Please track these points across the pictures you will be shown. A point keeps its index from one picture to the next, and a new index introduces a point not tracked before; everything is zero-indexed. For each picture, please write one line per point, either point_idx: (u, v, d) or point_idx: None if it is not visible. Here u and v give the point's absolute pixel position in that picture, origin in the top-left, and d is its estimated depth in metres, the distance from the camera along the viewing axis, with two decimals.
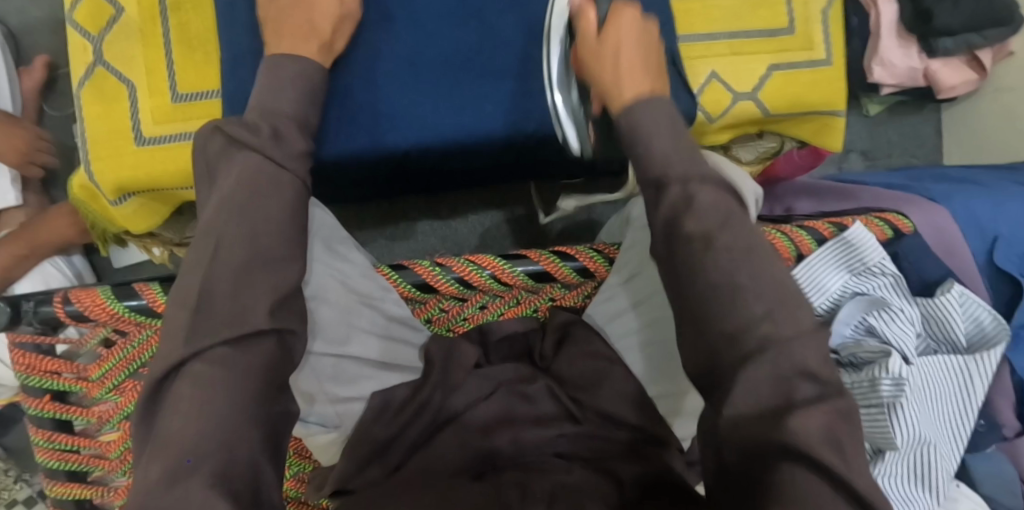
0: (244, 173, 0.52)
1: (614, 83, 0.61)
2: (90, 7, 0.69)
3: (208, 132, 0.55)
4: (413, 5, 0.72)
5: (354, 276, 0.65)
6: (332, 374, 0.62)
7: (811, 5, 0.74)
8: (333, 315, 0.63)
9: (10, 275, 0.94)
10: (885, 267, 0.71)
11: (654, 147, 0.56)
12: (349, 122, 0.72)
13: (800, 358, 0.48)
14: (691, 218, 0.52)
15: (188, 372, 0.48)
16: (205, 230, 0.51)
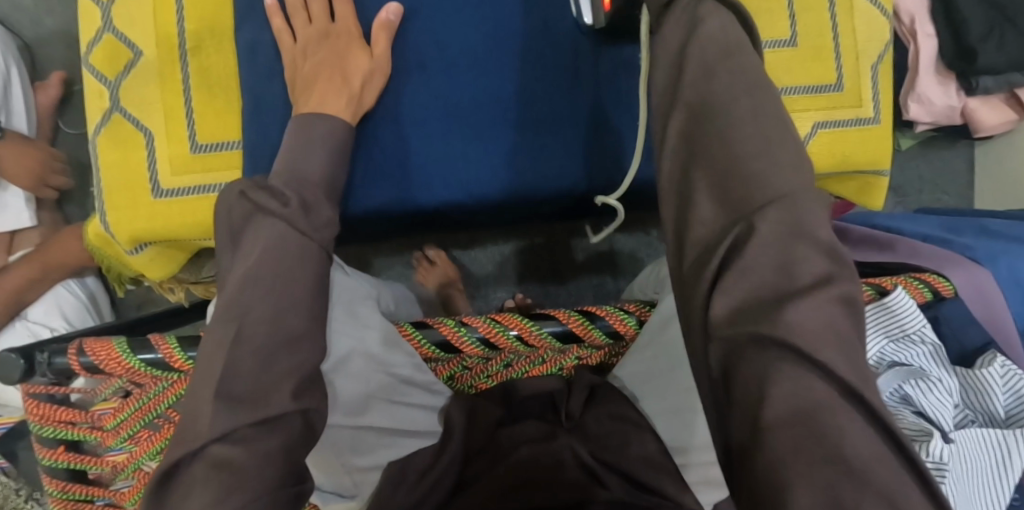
0: (270, 247, 0.50)
1: None
2: (107, 50, 0.67)
3: (231, 195, 0.53)
4: (445, 52, 0.69)
5: (372, 344, 0.63)
6: (350, 446, 0.61)
7: (862, 61, 0.70)
8: (350, 385, 0.62)
9: (22, 297, 0.92)
10: (925, 335, 0.69)
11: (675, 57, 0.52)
12: (376, 176, 0.70)
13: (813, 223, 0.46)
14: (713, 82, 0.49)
15: (208, 455, 0.46)
16: (227, 309, 0.49)
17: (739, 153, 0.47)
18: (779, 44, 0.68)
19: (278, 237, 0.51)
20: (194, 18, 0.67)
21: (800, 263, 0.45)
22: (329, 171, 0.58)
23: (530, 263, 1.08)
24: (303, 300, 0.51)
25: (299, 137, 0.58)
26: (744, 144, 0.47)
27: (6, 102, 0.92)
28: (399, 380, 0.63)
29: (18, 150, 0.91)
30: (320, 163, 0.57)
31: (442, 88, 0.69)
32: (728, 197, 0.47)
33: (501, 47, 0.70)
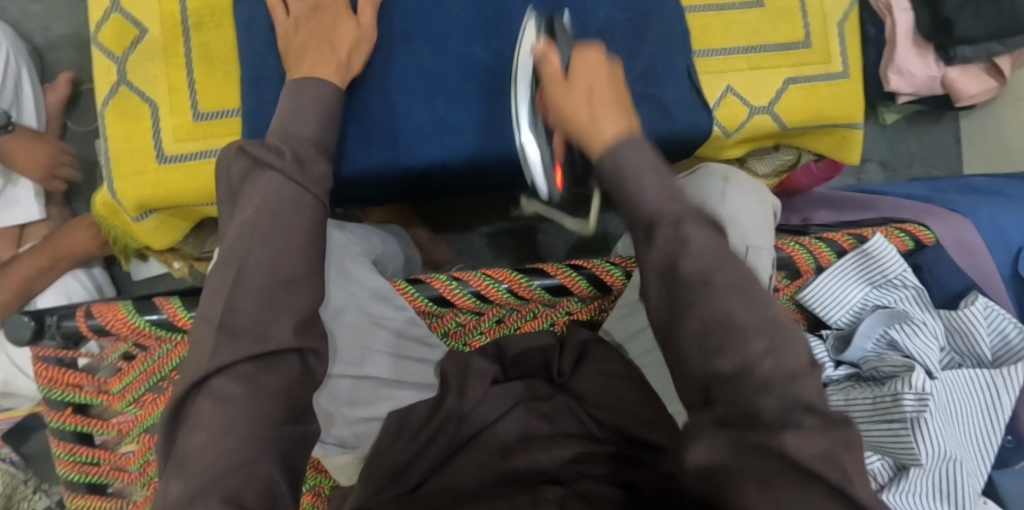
0: (267, 196, 0.53)
1: (588, 118, 0.53)
2: (114, 27, 0.65)
3: (230, 153, 0.56)
4: (434, 25, 0.72)
5: (365, 299, 0.64)
6: (349, 397, 0.62)
7: (829, 18, 0.72)
8: (347, 336, 0.63)
9: (31, 287, 0.95)
10: (906, 279, 0.70)
11: (644, 186, 0.50)
12: (367, 139, 0.71)
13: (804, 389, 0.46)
14: (688, 259, 0.48)
15: (211, 388, 0.49)
16: (228, 252, 0.52)
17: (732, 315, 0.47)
18: (748, 6, 0.70)
19: (272, 189, 0.53)
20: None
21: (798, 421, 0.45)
22: (326, 128, 0.59)
23: (524, 242, 1.10)
24: (299, 249, 0.52)
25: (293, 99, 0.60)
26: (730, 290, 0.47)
27: (16, 100, 0.96)
28: (398, 335, 0.65)
29: (28, 144, 0.94)
30: (312, 121, 0.58)
31: (425, 59, 0.72)
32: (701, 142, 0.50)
33: (482, 19, 0.73)
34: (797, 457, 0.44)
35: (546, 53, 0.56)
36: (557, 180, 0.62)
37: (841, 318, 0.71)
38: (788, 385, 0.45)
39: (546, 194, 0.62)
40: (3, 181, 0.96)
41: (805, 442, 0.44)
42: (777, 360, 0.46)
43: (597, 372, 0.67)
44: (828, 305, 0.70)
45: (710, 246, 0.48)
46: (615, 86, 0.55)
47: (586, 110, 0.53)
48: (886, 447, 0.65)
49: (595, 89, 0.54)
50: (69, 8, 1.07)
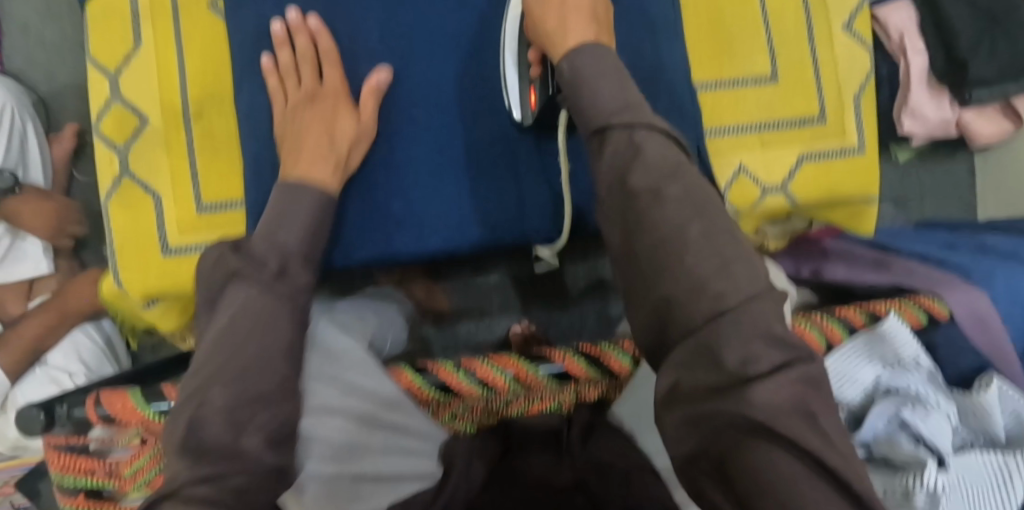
0: (242, 312, 0.49)
1: (559, 30, 0.58)
2: (115, 119, 0.63)
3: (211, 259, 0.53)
4: (435, 101, 0.66)
5: (360, 389, 0.64)
6: (341, 494, 0.60)
7: (845, 91, 0.68)
8: (338, 430, 0.61)
9: (40, 345, 0.96)
10: (919, 361, 0.69)
11: (599, 95, 0.55)
12: (359, 225, 0.65)
13: (763, 319, 0.47)
14: (637, 172, 0.52)
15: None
16: (197, 369, 0.48)
17: (687, 229, 0.50)
18: (760, 81, 0.66)
19: (251, 294, 0.50)
20: (196, 83, 0.63)
21: (757, 352, 0.46)
22: (316, 226, 0.56)
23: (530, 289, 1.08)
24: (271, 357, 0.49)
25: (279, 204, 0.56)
26: (683, 204, 0.51)
27: (21, 156, 0.96)
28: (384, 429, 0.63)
29: (35, 204, 0.95)
30: (298, 231, 0.55)
31: (429, 141, 0.66)
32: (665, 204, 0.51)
33: (486, 74, 0.66)
34: (766, 404, 0.45)
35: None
36: (532, 101, 0.63)
37: (852, 398, 0.70)
38: (746, 310, 0.47)
39: (518, 115, 0.64)
40: (12, 236, 0.96)
41: (771, 391, 0.45)
42: (730, 282, 0.48)
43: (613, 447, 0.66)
44: (838, 386, 0.69)
45: (664, 159, 0.52)
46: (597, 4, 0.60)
47: (556, 18, 0.58)
48: None
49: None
50: (74, 56, 1.06)
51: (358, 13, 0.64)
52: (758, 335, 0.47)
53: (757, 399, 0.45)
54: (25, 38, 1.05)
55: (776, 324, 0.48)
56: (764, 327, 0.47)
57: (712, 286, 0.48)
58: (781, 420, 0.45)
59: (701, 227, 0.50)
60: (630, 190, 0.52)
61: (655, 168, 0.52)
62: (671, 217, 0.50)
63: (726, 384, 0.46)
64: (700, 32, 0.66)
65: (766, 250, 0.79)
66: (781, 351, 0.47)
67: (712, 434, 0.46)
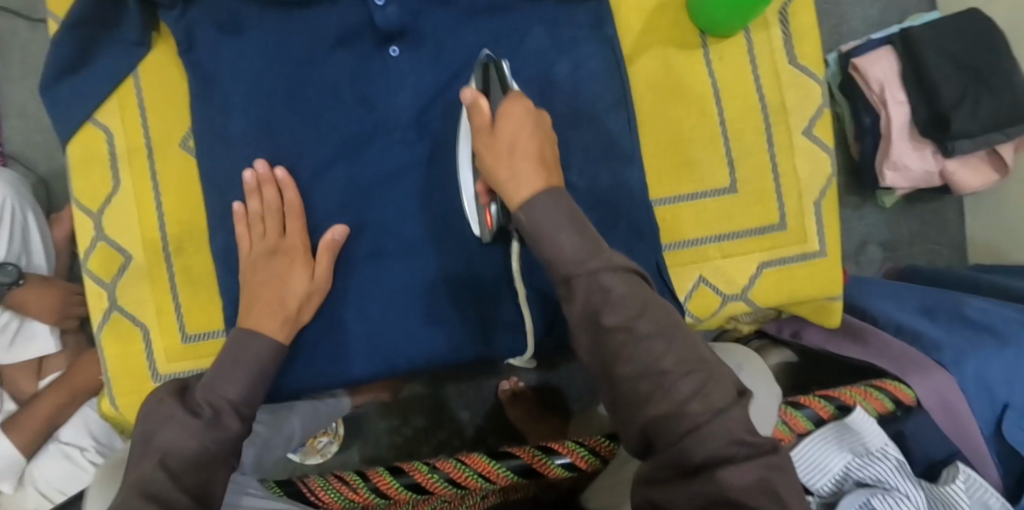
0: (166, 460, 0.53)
1: (509, 175, 0.58)
2: (102, 256, 0.66)
3: (151, 404, 0.57)
4: (401, 230, 0.68)
5: None
6: None
7: (805, 198, 0.70)
8: None
9: (53, 422, 1.01)
10: (888, 452, 0.71)
11: (559, 240, 0.56)
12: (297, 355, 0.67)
13: (729, 427, 0.52)
14: (608, 310, 0.54)
15: None
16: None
17: (663, 361, 0.53)
18: (718, 193, 0.69)
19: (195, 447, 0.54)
20: (174, 221, 0.67)
21: (721, 450, 0.51)
22: (257, 371, 0.59)
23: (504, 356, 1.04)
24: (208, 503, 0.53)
25: (226, 356, 0.59)
26: (656, 335, 0.54)
27: (25, 243, 1.00)
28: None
29: (39, 291, 0.98)
30: (232, 380, 0.58)
31: (397, 266, 0.68)
32: (627, 347, 0.54)
33: (442, 198, 0.68)
34: (735, 487, 0.50)
35: (476, 101, 0.60)
36: (488, 221, 0.64)
37: (824, 485, 0.72)
38: (716, 422, 0.51)
39: (478, 232, 0.66)
40: (20, 318, 1.00)
41: (737, 476, 0.50)
42: (703, 401, 0.52)
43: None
44: (809, 472, 0.71)
45: (632, 293, 0.55)
46: (541, 143, 0.60)
47: (505, 166, 0.58)
48: None
49: (517, 146, 0.59)
50: None
51: (314, 140, 0.66)
52: (729, 440, 0.51)
53: (727, 479, 0.50)
54: (25, 123, 1.09)
55: (743, 430, 0.52)
56: (731, 426, 0.52)
57: (691, 408, 0.52)
58: (753, 497, 0.49)
59: (670, 352, 0.54)
60: (603, 328, 0.54)
61: (627, 304, 0.54)
62: (646, 351, 0.54)
63: (697, 467, 0.51)
64: (659, 150, 0.70)
65: (737, 332, 0.83)
66: (749, 447, 0.51)
67: (697, 495, 0.50)
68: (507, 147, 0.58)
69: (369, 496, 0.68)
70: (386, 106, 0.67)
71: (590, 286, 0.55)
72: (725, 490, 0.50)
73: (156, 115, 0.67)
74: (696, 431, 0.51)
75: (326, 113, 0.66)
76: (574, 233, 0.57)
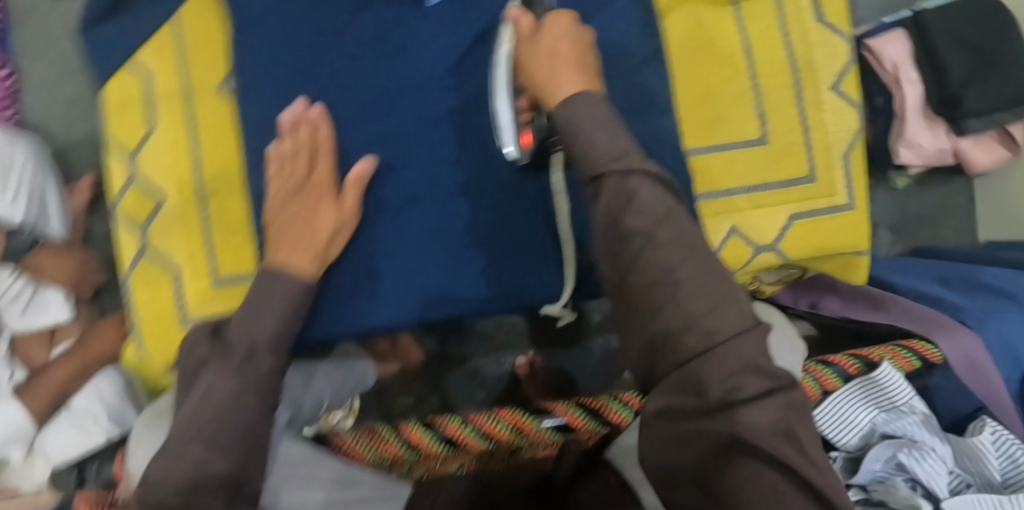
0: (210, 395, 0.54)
1: (549, 78, 0.58)
2: (135, 197, 0.68)
3: (191, 345, 0.59)
4: (436, 176, 0.68)
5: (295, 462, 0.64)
6: None
7: (833, 151, 0.72)
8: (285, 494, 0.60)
9: (65, 391, 1.00)
10: (914, 406, 0.72)
11: (594, 142, 0.56)
12: (326, 300, 0.68)
13: (746, 353, 0.49)
14: (633, 215, 0.53)
15: None
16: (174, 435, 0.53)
17: (678, 273, 0.51)
18: (748, 144, 0.71)
19: (229, 383, 0.55)
20: (208, 163, 0.68)
21: (737, 383, 0.49)
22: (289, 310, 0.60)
23: (516, 329, 1.07)
24: (239, 438, 0.54)
25: (262, 293, 0.60)
26: (673, 248, 0.52)
27: (42, 210, 1.00)
28: (349, 480, 0.63)
29: (58, 257, 1.02)
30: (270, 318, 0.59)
31: (430, 211, 0.68)
32: (649, 256, 0.52)
33: (477, 147, 0.69)
34: (753, 427, 0.48)
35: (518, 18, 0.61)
36: (524, 141, 0.64)
37: (851, 441, 0.72)
38: (731, 345, 0.49)
39: (513, 153, 0.63)
40: (34, 286, 1.00)
41: (756, 415, 0.48)
42: (717, 320, 0.50)
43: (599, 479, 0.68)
44: (835, 427, 0.72)
45: (658, 204, 0.53)
46: (582, 51, 0.60)
47: (546, 69, 0.58)
48: None
49: (556, 50, 0.59)
50: (88, 111, 1.10)
51: (350, 90, 0.67)
52: (743, 366, 0.49)
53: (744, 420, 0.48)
54: (41, 95, 1.09)
55: (758, 358, 0.50)
56: (745, 353, 0.49)
57: (703, 326, 0.50)
58: (768, 438, 0.48)
59: (691, 264, 0.52)
60: (625, 233, 0.53)
61: (653, 210, 0.53)
62: (664, 261, 0.51)
63: (711, 403, 0.49)
64: (690, 103, 0.71)
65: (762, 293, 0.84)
66: (765, 379, 0.49)
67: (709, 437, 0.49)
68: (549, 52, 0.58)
69: (402, 450, 0.69)
70: (419, 58, 0.68)
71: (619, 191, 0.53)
72: (741, 429, 0.48)
73: (194, 61, 0.69)
74: (709, 352, 0.49)
75: (358, 64, 0.67)
76: (609, 134, 0.56)
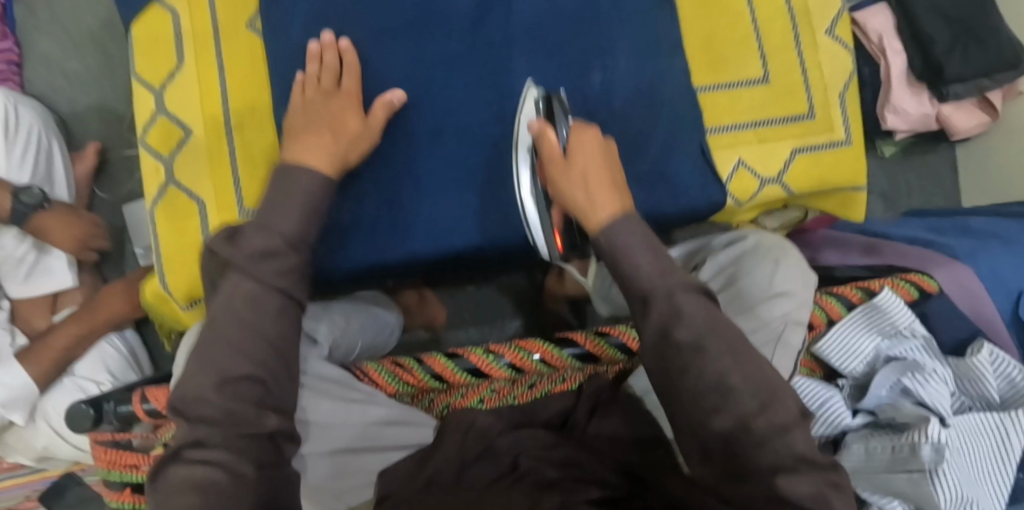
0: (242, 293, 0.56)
1: (586, 203, 0.61)
2: (162, 131, 0.70)
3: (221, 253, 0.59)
4: (458, 114, 0.73)
5: (329, 380, 0.66)
6: (331, 473, 0.63)
7: (829, 90, 0.76)
8: (321, 409, 0.64)
9: (70, 355, 0.98)
10: (914, 329, 0.74)
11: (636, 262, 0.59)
12: (370, 231, 0.72)
13: (793, 443, 0.54)
14: (680, 328, 0.57)
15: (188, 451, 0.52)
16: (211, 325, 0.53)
17: (728, 379, 0.56)
18: (753, 82, 0.75)
19: (248, 286, 0.57)
20: (237, 99, 0.70)
21: (781, 459, 0.54)
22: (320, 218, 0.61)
23: (525, 293, 1.08)
24: (267, 339, 0.57)
25: (280, 190, 0.61)
26: (726, 355, 0.56)
27: (48, 173, 1.00)
28: (351, 402, 0.65)
29: (61, 218, 0.98)
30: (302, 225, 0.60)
31: (453, 146, 0.73)
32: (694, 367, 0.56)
33: (494, 85, 0.73)
34: (791, 492, 0.53)
35: (543, 133, 0.63)
36: (557, 243, 0.69)
37: (856, 368, 0.74)
38: (779, 439, 0.54)
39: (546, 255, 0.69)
40: (37, 251, 1.00)
41: (797, 486, 0.53)
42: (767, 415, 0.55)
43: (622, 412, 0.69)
44: (840, 356, 0.74)
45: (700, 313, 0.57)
46: (612, 164, 0.64)
47: (582, 192, 0.61)
48: (906, 492, 0.66)
49: (590, 175, 0.62)
50: (93, 81, 1.10)
51: (376, 29, 0.71)
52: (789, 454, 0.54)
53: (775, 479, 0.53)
54: (46, 65, 1.10)
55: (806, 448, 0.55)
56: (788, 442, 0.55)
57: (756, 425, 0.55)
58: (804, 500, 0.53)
59: (738, 371, 0.56)
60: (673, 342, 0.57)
61: (697, 323, 0.57)
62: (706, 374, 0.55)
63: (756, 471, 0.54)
64: (695, 46, 0.75)
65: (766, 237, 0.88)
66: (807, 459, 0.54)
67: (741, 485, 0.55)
68: (582, 180, 0.62)
69: (425, 379, 0.68)
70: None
71: (666, 310, 0.58)
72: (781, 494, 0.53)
73: (224, 3, 0.72)
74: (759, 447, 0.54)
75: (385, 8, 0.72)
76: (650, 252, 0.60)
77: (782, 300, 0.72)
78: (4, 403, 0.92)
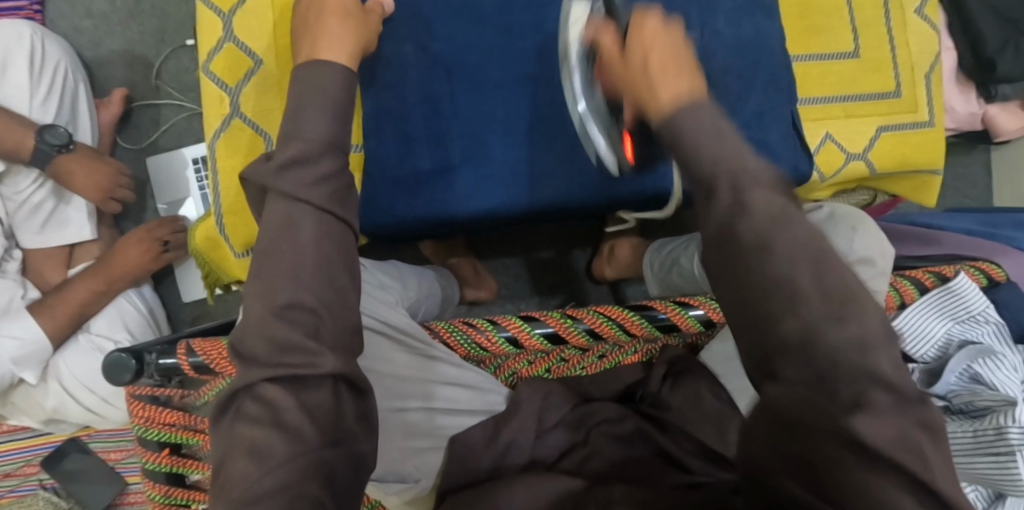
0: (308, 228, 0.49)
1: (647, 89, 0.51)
2: (229, 60, 0.72)
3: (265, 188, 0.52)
4: (504, 78, 0.76)
5: (400, 329, 0.62)
6: (405, 429, 0.58)
7: (915, 70, 0.84)
8: (393, 363, 0.60)
9: (85, 311, 0.92)
10: (989, 315, 0.72)
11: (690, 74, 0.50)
12: (410, 194, 0.75)
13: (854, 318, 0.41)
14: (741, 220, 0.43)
15: (261, 396, 0.46)
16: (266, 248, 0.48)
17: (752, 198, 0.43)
18: (845, 56, 0.81)
19: (280, 205, 0.49)
20: None
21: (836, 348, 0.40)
22: None
23: (564, 272, 1.05)
24: (320, 264, 0.48)
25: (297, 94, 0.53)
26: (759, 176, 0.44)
27: (72, 116, 0.95)
28: (431, 360, 0.61)
29: (88, 164, 0.91)
30: None
31: (501, 108, 0.76)
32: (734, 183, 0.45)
33: (542, 52, 0.76)
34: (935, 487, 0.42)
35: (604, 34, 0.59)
36: (627, 153, 0.70)
37: (927, 353, 0.72)
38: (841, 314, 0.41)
39: (615, 164, 0.71)
40: (56, 199, 0.94)
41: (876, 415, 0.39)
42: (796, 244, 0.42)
43: (694, 395, 0.62)
44: (909, 340, 0.71)
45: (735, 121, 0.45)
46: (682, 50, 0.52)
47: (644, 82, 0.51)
48: (988, 476, 0.65)
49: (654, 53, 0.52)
50: (121, 24, 1.04)
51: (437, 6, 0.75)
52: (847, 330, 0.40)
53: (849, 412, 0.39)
54: (71, 7, 1.04)
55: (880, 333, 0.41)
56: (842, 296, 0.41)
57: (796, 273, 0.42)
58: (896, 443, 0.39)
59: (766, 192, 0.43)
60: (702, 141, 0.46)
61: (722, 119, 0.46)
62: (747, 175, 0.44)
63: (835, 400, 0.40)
64: (793, 16, 0.81)
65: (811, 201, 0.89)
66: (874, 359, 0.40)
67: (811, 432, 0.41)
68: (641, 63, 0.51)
69: (500, 343, 0.64)
70: None
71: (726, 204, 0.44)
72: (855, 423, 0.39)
73: None
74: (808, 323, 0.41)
75: None
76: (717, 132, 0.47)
77: (861, 267, 0.66)
78: (16, 357, 0.87)
